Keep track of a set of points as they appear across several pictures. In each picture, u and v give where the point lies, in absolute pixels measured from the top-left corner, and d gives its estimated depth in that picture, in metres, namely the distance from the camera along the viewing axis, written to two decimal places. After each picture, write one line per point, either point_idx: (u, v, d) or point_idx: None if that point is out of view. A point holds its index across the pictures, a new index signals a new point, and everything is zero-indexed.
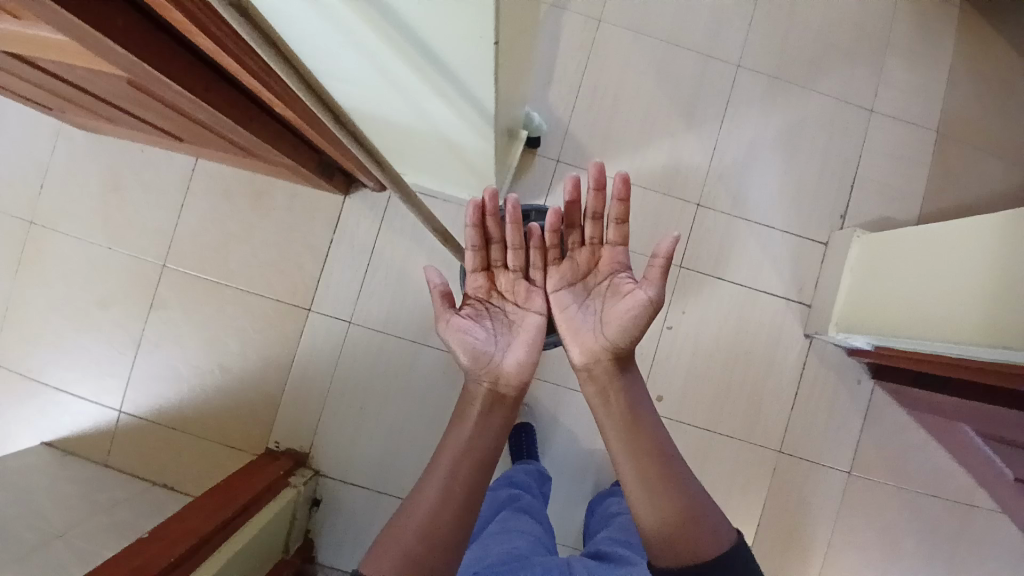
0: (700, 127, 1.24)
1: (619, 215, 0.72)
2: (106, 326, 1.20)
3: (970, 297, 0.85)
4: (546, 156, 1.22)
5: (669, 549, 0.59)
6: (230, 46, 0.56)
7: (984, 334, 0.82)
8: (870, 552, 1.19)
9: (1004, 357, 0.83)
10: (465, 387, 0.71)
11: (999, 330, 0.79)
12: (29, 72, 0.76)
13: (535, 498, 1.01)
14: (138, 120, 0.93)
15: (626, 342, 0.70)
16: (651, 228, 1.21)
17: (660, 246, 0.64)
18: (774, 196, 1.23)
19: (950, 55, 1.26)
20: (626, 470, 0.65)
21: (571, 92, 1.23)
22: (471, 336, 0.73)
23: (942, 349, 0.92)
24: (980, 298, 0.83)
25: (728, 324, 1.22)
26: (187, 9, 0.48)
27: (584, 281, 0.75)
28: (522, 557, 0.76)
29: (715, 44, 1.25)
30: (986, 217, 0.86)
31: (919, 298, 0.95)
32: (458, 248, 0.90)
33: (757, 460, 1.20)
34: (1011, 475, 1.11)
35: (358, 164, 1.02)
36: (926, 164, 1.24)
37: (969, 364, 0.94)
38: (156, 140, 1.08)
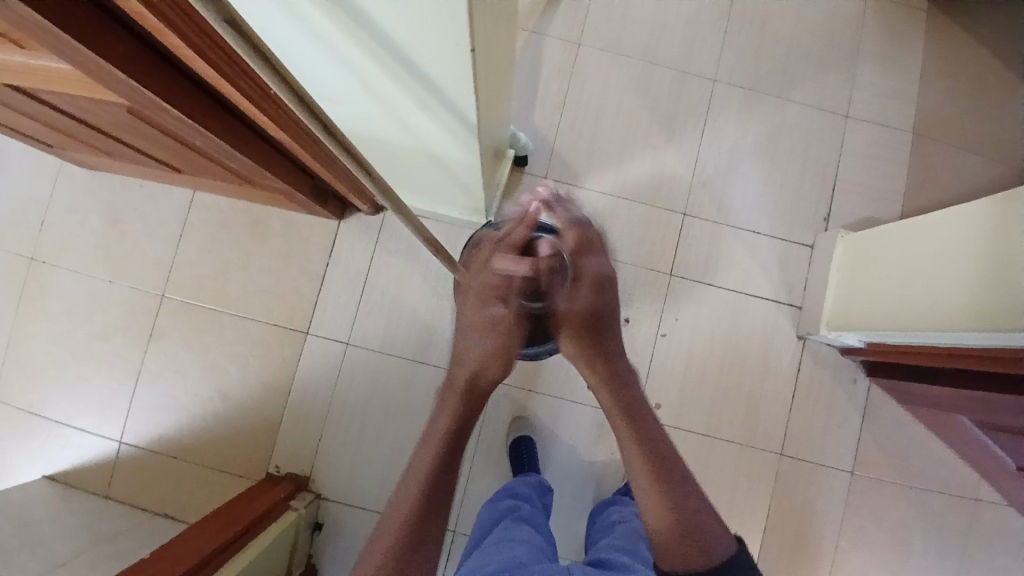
0: (681, 139, 1.27)
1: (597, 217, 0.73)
2: (107, 357, 1.22)
3: (960, 282, 0.85)
4: (533, 173, 1.25)
5: (681, 555, 0.60)
6: (225, 66, 0.58)
7: (976, 321, 0.82)
8: (879, 552, 1.18)
9: (1002, 341, 0.83)
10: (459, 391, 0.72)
11: (992, 313, 0.80)
12: (33, 108, 0.80)
13: (537, 510, 1.01)
14: (137, 153, 0.96)
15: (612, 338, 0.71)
16: (639, 239, 1.24)
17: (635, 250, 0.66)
18: (758, 201, 1.26)
19: (920, 58, 1.30)
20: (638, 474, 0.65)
21: (554, 111, 1.27)
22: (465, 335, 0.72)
23: (936, 338, 0.92)
24: (970, 284, 0.84)
25: (721, 328, 1.23)
26: (186, 34, 0.51)
27: None
28: (523, 564, 0.76)
29: (690, 59, 1.29)
30: (967, 207, 0.88)
31: (908, 290, 0.96)
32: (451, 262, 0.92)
33: (759, 463, 1.20)
34: (1013, 464, 1.05)
35: (352, 188, 1.05)
36: (905, 163, 1.27)
37: (962, 353, 0.95)
38: (155, 172, 1.11)
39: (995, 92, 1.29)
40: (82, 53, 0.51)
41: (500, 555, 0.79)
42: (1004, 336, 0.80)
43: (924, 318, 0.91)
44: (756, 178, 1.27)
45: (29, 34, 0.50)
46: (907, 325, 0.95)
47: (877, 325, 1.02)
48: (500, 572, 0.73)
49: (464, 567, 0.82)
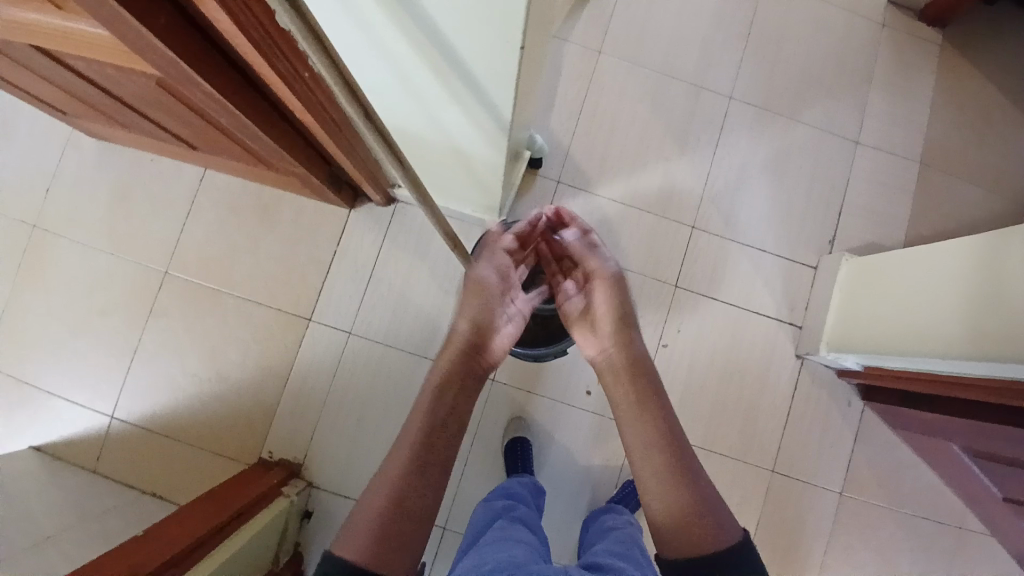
0: (694, 153, 1.29)
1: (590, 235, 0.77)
2: (105, 331, 1.21)
3: (961, 311, 0.87)
4: (547, 176, 1.26)
5: (676, 539, 0.58)
6: (264, 46, 0.58)
7: (974, 349, 0.84)
8: (864, 573, 1.19)
9: (1003, 372, 0.84)
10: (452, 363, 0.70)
11: (993, 344, 0.81)
12: (56, 74, 0.79)
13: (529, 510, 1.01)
14: (157, 128, 0.95)
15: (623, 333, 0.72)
16: (647, 249, 1.25)
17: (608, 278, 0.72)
18: (765, 220, 1.28)
19: (930, 89, 1.33)
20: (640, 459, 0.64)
21: (571, 117, 1.28)
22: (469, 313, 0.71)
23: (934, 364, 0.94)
24: (974, 312, 0.84)
25: (721, 342, 1.24)
26: (230, 8, 0.51)
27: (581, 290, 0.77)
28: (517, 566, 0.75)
29: (708, 75, 1.31)
30: (969, 237, 0.90)
31: (907, 316, 0.98)
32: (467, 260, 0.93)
33: (751, 478, 1.21)
34: (1000, 494, 1.07)
35: (368, 177, 1.05)
36: (910, 192, 1.29)
37: (958, 381, 0.97)
38: (170, 148, 1.11)
39: (1002, 128, 1.32)
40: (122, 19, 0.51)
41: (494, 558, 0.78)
42: (1005, 367, 0.81)
43: (925, 343, 0.92)
44: (765, 196, 1.28)
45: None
46: (905, 349, 0.97)
47: (876, 349, 1.03)
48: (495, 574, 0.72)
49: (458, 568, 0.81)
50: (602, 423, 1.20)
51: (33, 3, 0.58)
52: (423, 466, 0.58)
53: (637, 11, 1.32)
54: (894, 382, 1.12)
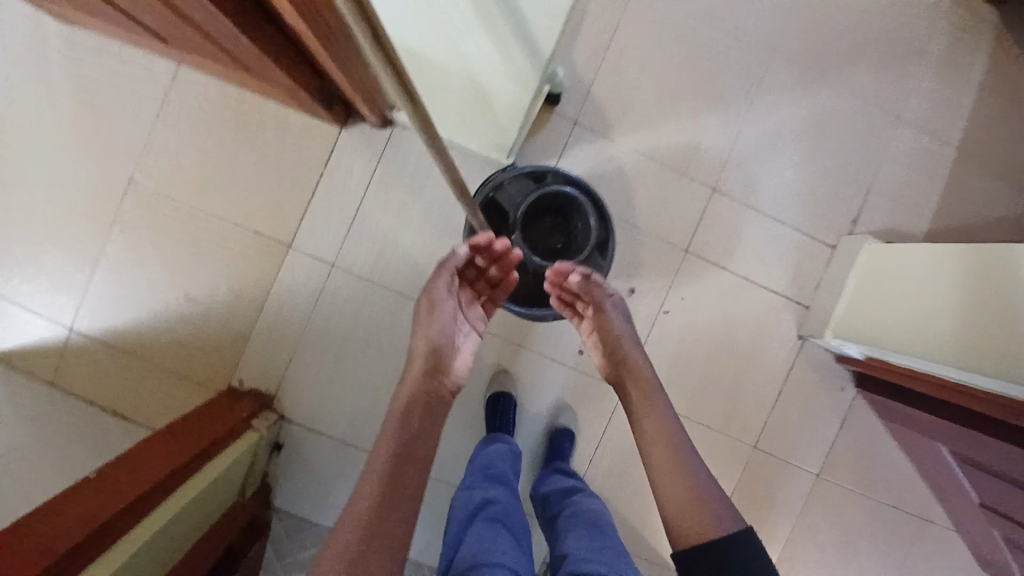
0: (725, 108, 1.17)
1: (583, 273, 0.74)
2: (62, 237, 1.10)
3: (988, 321, 0.79)
4: (563, 115, 1.13)
5: (678, 526, 0.57)
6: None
7: (993, 368, 0.77)
8: (825, 552, 1.22)
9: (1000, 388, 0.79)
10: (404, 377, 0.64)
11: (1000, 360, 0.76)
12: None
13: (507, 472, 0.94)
14: (116, 13, 0.81)
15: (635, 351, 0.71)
16: (660, 209, 1.16)
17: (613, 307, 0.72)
18: (790, 190, 1.19)
19: (990, 65, 1.21)
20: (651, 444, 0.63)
21: (597, 50, 1.14)
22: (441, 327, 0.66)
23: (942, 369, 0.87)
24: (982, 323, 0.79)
25: (723, 315, 1.18)
26: None
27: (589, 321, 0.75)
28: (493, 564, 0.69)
29: (753, 19, 1.16)
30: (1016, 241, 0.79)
31: (923, 314, 0.90)
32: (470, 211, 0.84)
33: (730, 452, 1.20)
34: (977, 499, 1.07)
35: (364, 96, 0.92)
36: (945, 177, 1.21)
37: (966, 390, 0.91)
38: (135, 37, 0.96)
39: None
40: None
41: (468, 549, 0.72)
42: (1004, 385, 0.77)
43: (926, 347, 0.88)
44: (794, 164, 1.18)
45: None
46: (915, 349, 0.90)
47: (883, 343, 0.97)
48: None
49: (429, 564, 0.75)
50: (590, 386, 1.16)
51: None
52: (399, 476, 0.53)
53: None
54: (892, 376, 1.08)
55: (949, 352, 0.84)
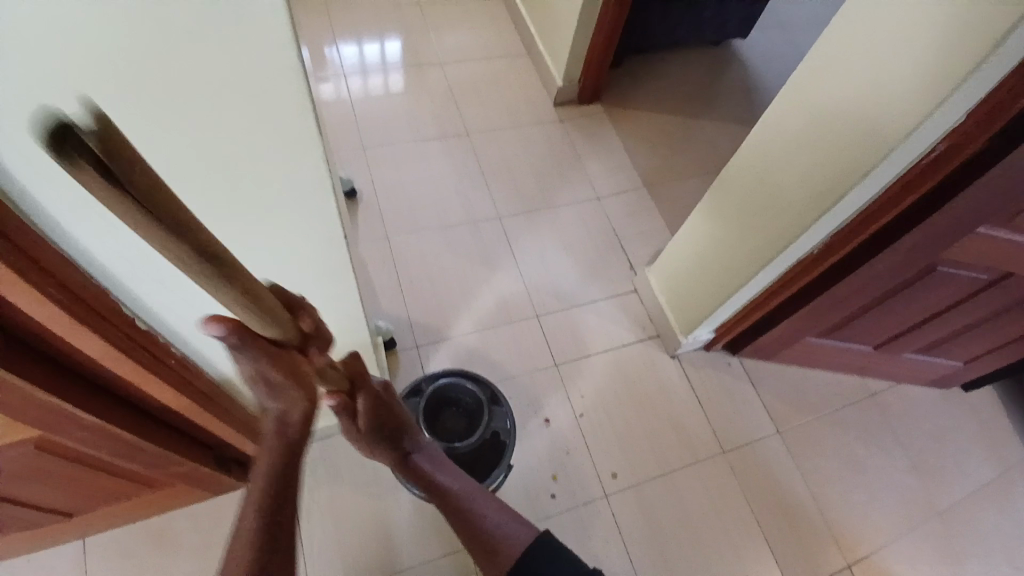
0: (501, 266, 1.52)
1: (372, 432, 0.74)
2: None
3: (788, 190, 0.96)
4: (405, 348, 1.38)
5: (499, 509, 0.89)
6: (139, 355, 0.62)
7: (819, 201, 0.91)
8: (839, 475, 1.37)
9: (781, 263, 1.10)
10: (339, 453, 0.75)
11: (777, 241, 1.04)
12: None
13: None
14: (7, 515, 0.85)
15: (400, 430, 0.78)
16: (517, 353, 1.41)
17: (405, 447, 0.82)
18: (579, 277, 1.53)
19: (618, 139, 1.77)
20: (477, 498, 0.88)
21: (396, 294, 1.44)
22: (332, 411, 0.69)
23: (809, 241, 1.02)
24: (742, 227, 1.11)
25: (620, 378, 1.41)
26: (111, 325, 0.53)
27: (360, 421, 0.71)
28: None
29: (471, 211, 1.59)
30: (736, 164, 1.06)
31: (745, 239, 1.11)
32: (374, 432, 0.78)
33: (715, 470, 1.33)
34: (869, 347, 1.36)
35: (259, 437, 1.01)
36: (654, 206, 1.68)
37: (798, 269, 1.12)
38: (25, 543, 0.97)
39: (674, 138, 1.80)
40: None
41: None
42: (779, 259, 1.08)
43: (740, 281, 1.16)
44: (567, 261, 1.55)
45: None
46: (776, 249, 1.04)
47: (742, 280, 1.16)
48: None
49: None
50: (580, 510, 1.25)
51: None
52: None
53: (396, 195, 1.59)
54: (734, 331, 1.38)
55: (790, 224, 0.99)
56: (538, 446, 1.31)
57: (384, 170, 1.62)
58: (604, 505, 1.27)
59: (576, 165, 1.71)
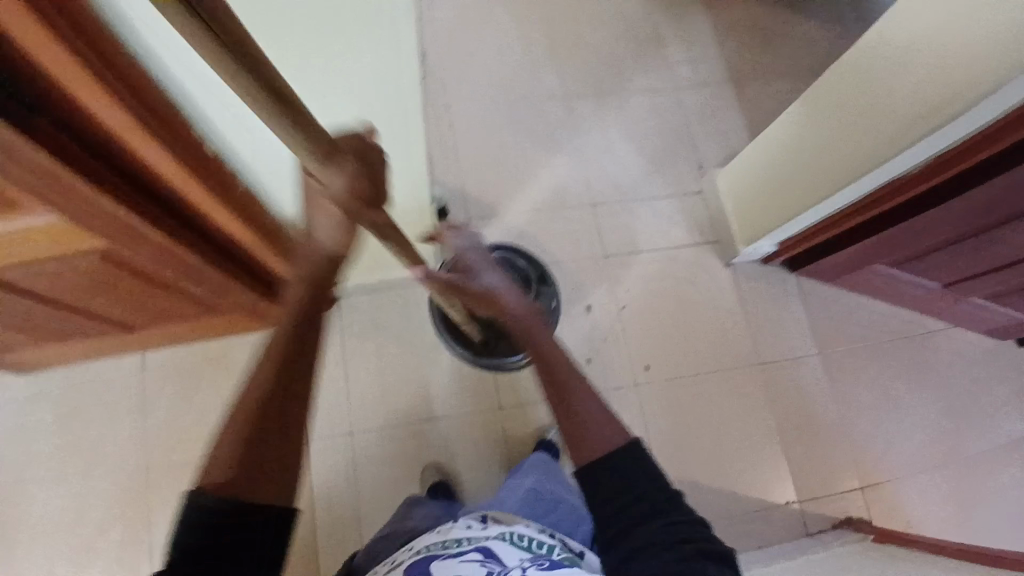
0: (562, 149, 1.46)
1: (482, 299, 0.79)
2: (109, 554, 1.11)
3: (862, 124, 0.93)
4: (456, 219, 1.37)
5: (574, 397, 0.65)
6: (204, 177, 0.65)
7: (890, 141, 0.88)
8: (872, 405, 1.36)
9: (848, 195, 1.04)
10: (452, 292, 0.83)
11: (846, 168, 0.98)
12: None
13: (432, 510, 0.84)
14: (84, 320, 0.95)
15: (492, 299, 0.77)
16: (566, 240, 1.39)
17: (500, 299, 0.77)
18: (641, 171, 1.46)
19: (707, 26, 1.60)
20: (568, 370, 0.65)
21: (453, 164, 1.41)
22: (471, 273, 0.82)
23: (871, 181, 0.98)
24: (814, 150, 1.06)
25: (668, 278, 1.39)
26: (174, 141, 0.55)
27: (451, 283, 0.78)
28: (521, 558, 0.57)
29: (538, 87, 1.50)
30: (819, 84, 1.01)
31: (811, 164, 1.07)
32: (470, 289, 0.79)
33: (747, 380, 1.34)
34: (937, 285, 1.29)
35: None
36: (735, 105, 1.54)
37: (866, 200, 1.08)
38: (103, 343, 1.08)
39: (771, 30, 1.61)
40: (68, 181, 0.55)
41: (458, 544, 0.59)
42: (837, 196, 1.05)
43: (796, 209, 1.14)
44: (631, 153, 1.47)
45: (15, 186, 0.53)
46: (837, 182, 1.01)
47: (801, 205, 1.12)
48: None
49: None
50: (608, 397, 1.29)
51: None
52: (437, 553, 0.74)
53: (461, 62, 1.50)
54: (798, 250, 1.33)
55: (856, 159, 0.96)
56: (575, 332, 1.32)
57: (451, 32, 1.52)
58: (630, 395, 1.30)
59: (657, 49, 1.57)
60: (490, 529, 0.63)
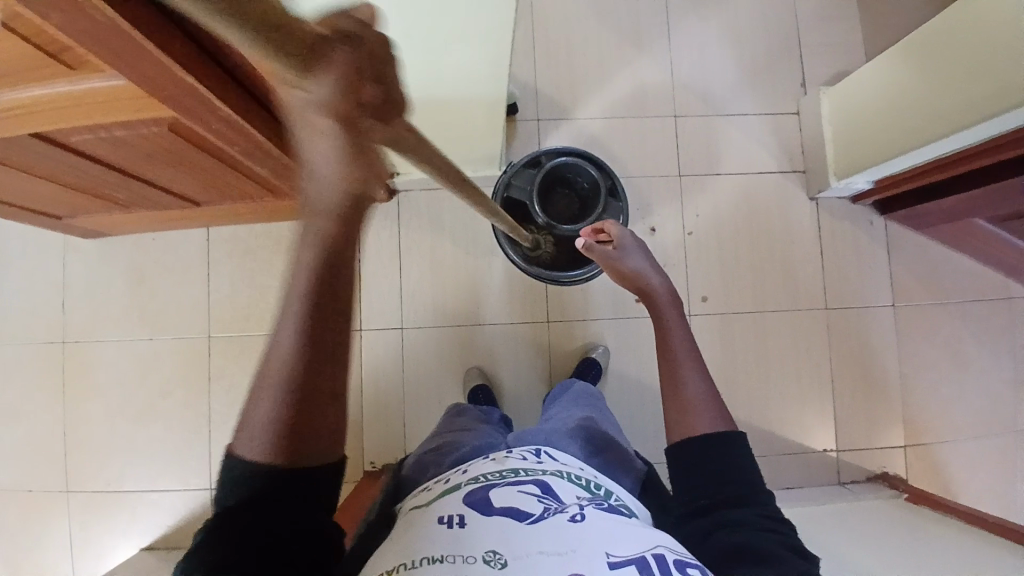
0: (651, 48, 1.30)
1: (623, 272, 0.85)
2: (172, 411, 1.19)
3: (996, 62, 0.81)
4: (525, 118, 1.27)
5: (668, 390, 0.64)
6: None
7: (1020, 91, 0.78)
8: (937, 366, 1.29)
9: (977, 134, 0.91)
10: (603, 261, 0.88)
11: (985, 105, 0.85)
12: (39, 164, 0.77)
13: (478, 427, 0.85)
14: (150, 191, 0.94)
15: (637, 278, 0.83)
16: (641, 153, 1.29)
17: (649, 281, 0.82)
18: (735, 83, 1.31)
19: None
20: (680, 329, 0.74)
21: (528, 55, 1.29)
22: (631, 255, 0.86)
23: (998, 126, 0.88)
24: (939, 81, 0.92)
25: (744, 206, 1.29)
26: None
27: (612, 258, 0.86)
28: (579, 497, 0.56)
29: None
30: (957, 8, 0.87)
31: (928, 99, 0.95)
32: (629, 268, 0.84)
33: (809, 323, 1.28)
34: None
35: (370, 169, 1.02)
36: (859, 11, 1.33)
37: (984, 147, 0.96)
38: (168, 215, 1.09)
39: None
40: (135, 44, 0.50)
41: (515, 475, 0.58)
42: (950, 139, 0.94)
43: (900, 148, 1.02)
44: (728, 60, 1.31)
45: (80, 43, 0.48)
46: (951, 126, 0.91)
47: (907, 145, 1.00)
48: (531, 519, 0.51)
49: (430, 494, 0.60)
50: None
51: (36, 80, 0.57)
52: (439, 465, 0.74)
53: None
54: (885, 192, 1.21)
55: (981, 102, 0.85)
56: None
57: None
58: None
59: None
60: (546, 464, 0.62)
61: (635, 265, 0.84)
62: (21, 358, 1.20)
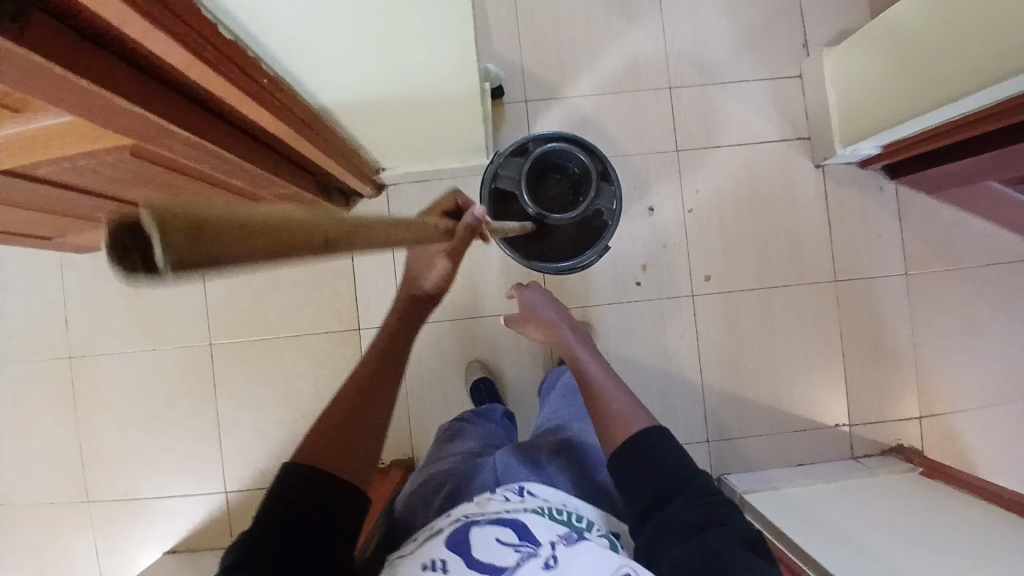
0: (641, 16, 1.24)
1: (539, 328, 0.98)
2: (180, 419, 1.21)
3: (1002, 20, 0.76)
4: (513, 101, 1.22)
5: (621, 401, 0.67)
6: (220, 63, 0.57)
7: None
8: (952, 333, 1.25)
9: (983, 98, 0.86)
10: (523, 321, 1.01)
11: (991, 68, 0.79)
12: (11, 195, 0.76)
13: (471, 443, 0.82)
14: None
15: (552, 327, 0.95)
16: (635, 129, 1.24)
17: (560, 331, 0.93)
18: (732, 48, 1.24)
19: None
20: (591, 365, 0.83)
21: (511, 32, 1.23)
22: (546, 308, 0.98)
23: (1004, 89, 0.83)
24: (940, 42, 0.86)
25: (745, 179, 1.24)
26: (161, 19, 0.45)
27: (528, 317, 1.00)
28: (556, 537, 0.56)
29: None
30: None
31: (932, 61, 0.89)
32: (544, 321, 0.96)
33: (817, 296, 1.24)
34: None
35: (352, 170, 1.00)
36: None
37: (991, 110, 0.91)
38: None
39: None
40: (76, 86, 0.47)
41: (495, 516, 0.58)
42: (957, 104, 0.89)
43: (905, 113, 0.97)
44: (723, 24, 1.24)
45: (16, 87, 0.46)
46: (958, 91, 0.85)
47: (912, 110, 0.95)
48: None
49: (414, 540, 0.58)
50: (662, 304, 1.23)
51: None
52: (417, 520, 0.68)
53: None
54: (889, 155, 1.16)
55: (989, 64, 0.80)
56: (633, 233, 1.23)
57: None
58: (687, 304, 1.23)
59: None
60: (528, 502, 0.62)
61: (549, 319, 0.96)
62: (28, 374, 1.22)
